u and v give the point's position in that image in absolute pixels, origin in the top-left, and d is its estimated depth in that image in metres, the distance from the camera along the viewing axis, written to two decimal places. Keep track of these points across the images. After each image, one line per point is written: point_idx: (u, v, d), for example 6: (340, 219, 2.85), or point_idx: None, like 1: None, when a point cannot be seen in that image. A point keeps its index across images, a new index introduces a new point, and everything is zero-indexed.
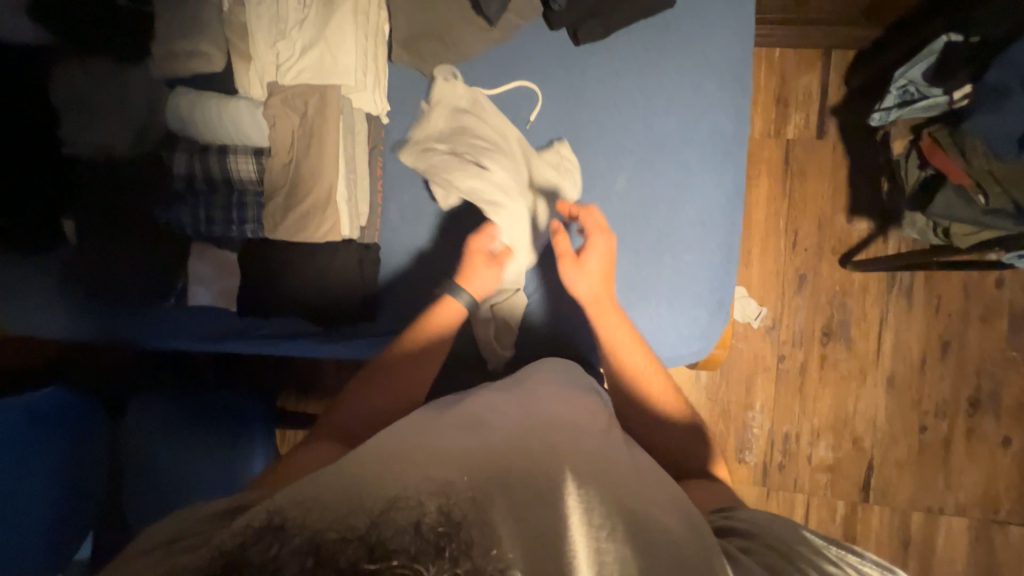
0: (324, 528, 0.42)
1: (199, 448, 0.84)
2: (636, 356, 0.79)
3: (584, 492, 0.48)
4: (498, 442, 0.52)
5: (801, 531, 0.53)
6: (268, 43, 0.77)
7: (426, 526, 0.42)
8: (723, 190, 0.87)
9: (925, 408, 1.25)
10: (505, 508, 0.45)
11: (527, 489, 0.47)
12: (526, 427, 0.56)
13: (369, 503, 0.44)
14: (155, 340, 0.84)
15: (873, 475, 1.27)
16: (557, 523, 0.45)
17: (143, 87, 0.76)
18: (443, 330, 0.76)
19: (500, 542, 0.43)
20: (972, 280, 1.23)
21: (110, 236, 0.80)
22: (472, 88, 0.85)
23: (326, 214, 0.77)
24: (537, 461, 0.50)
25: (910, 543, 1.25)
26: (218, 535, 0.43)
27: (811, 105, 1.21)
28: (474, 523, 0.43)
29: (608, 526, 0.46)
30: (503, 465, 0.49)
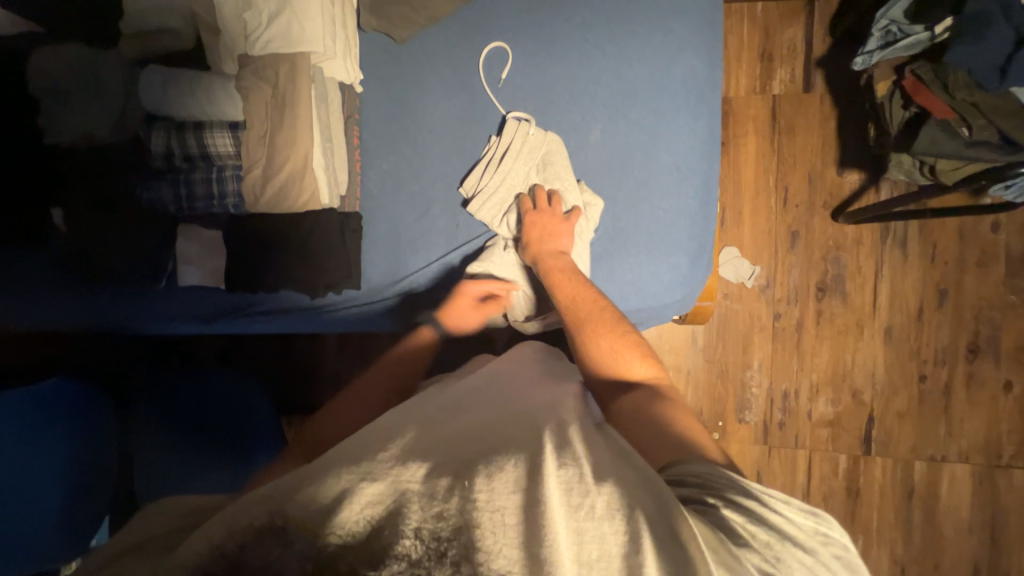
0: (325, 525, 0.44)
1: (198, 456, 0.94)
2: (594, 307, 0.78)
3: (564, 471, 0.48)
4: (462, 432, 0.56)
5: (734, 475, 0.53)
6: (235, 13, 0.78)
7: (409, 512, 0.45)
8: (698, 136, 0.82)
9: (923, 356, 1.40)
10: (487, 488, 0.46)
11: (502, 471, 0.48)
12: (497, 420, 0.58)
13: (362, 496, 0.46)
14: (155, 327, 0.99)
15: (875, 426, 1.42)
16: (532, 506, 0.45)
17: (120, 71, 0.85)
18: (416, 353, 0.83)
19: (480, 530, 0.43)
20: (966, 226, 1.38)
21: (95, 221, 0.93)
22: (545, 135, 0.82)
23: (304, 182, 0.80)
24: (507, 445, 0.52)
25: (914, 490, 1.40)
26: (208, 532, 0.45)
27: (796, 58, 1.42)
28: (457, 505, 0.45)
29: (587, 506, 0.45)
30: (484, 453, 0.51)
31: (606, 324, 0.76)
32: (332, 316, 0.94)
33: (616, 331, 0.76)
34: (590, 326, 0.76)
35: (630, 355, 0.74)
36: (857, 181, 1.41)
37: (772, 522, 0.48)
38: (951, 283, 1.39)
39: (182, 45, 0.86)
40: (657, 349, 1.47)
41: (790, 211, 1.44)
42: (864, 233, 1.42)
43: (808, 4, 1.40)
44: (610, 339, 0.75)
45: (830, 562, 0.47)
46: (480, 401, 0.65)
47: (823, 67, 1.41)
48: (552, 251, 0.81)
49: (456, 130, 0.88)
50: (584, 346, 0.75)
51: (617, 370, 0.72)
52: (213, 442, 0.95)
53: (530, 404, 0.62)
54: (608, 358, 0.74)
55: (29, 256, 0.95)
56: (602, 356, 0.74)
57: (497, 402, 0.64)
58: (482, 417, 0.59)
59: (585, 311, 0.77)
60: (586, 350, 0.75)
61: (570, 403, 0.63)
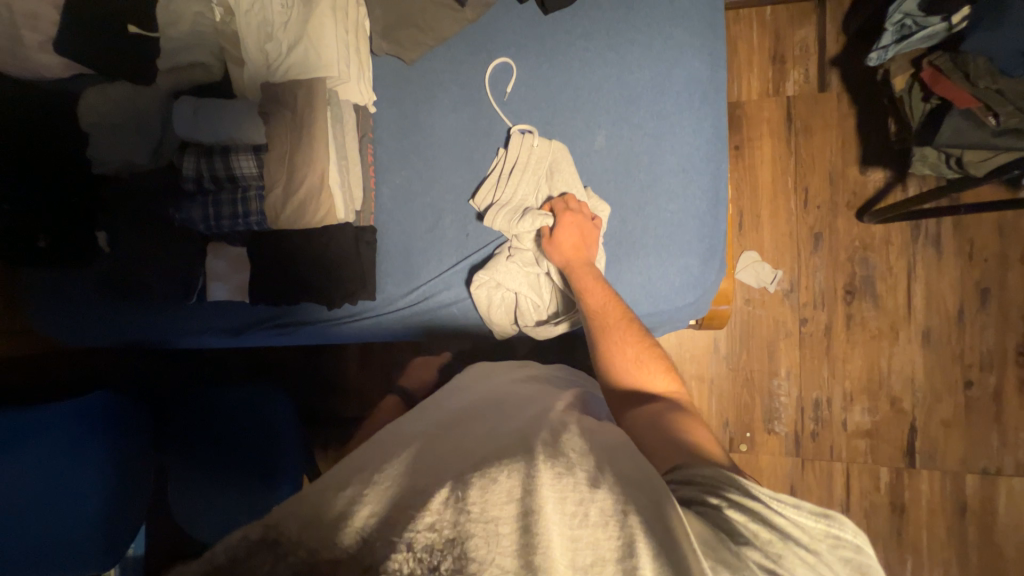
0: (324, 541, 0.42)
1: (220, 473, 0.97)
2: (620, 314, 0.76)
3: (560, 480, 0.47)
4: (457, 447, 0.55)
5: (740, 477, 0.50)
6: (257, 45, 0.84)
7: (404, 526, 0.42)
8: (703, 135, 0.82)
9: (967, 361, 1.32)
10: (481, 499, 0.45)
11: (496, 481, 0.46)
12: (494, 434, 0.58)
13: (357, 516, 0.44)
14: (184, 339, 1.06)
15: (918, 437, 1.33)
16: (526, 516, 0.43)
17: (157, 105, 0.93)
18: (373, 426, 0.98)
19: (473, 541, 0.41)
20: (1005, 221, 1.30)
21: (134, 241, 1.01)
22: (549, 144, 0.84)
23: (320, 199, 0.84)
24: (504, 455, 0.51)
25: (966, 506, 1.30)
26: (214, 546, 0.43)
27: (809, 58, 1.40)
28: (450, 514, 0.43)
29: (581, 513, 0.44)
30: (478, 464, 0.50)
31: (634, 334, 0.74)
32: (350, 326, 0.97)
33: (642, 339, 0.73)
34: (617, 331, 0.74)
35: (654, 365, 0.71)
36: (882, 178, 1.36)
37: (776, 523, 0.45)
38: (992, 281, 1.31)
39: (212, 77, 0.92)
40: (678, 358, 1.43)
41: (811, 212, 1.40)
42: (892, 232, 1.36)
43: (818, 5, 1.39)
44: (637, 347, 0.73)
45: (835, 565, 0.44)
46: (481, 415, 0.64)
47: (838, 66, 1.39)
48: (581, 256, 0.79)
49: (463, 143, 0.91)
50: (614, 352, 0.73)
51: (637, 377, 0.71)
52: (240, 460, 0.98)
53: (526, 419, 0.61)
54: (630, 366, 0.72)
55: (79, 279, 1.03)
56: (626, 364, 0.71)
57: (497, 417, 0.63)
58: (480, 432, 0.59)
59: (613, 317, 0.75)
60: (609, 356, 0.73)
61: (566, 416, 0.62)
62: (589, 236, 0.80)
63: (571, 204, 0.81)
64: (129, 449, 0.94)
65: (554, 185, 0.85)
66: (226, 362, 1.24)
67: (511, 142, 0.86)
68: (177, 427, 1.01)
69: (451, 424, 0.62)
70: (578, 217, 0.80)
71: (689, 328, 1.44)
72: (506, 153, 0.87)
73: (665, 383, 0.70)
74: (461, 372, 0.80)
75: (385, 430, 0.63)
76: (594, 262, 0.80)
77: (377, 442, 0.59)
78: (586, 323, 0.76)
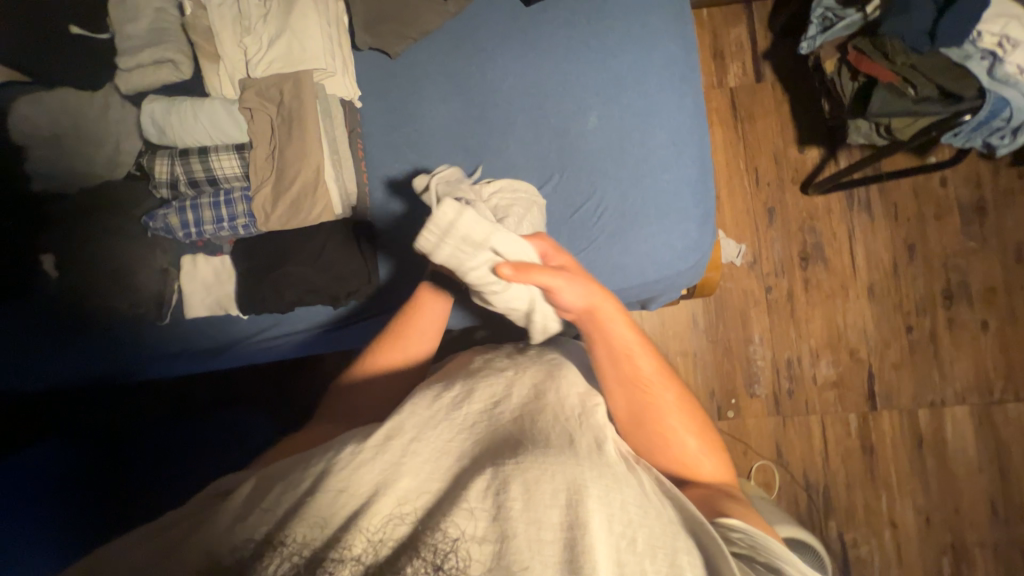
0: (347, 531, 0.46)
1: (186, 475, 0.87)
2: (668, 393, 0.68)
3: (605, 498, 0.49)
4: (499, 437, 0.55)
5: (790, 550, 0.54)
6: (234, 41, 0.83)
7: (429, 535, 0.47)
8: (687, 111, 0.88)
9: (906, 309, 1.49)
10: (526, 498, 0.48)
11: (541, 485, 0.49)
12: (527, 416, 0.57)
13: (377, 515, 0.47)
14: (159, 372, 0.99)
15: (876, 381, 1.48)
16: (571, 526, 0.46)
17: (123, 116, 0.91)
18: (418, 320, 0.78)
19: (516, 541, 0.45)
20: (918, 184, 1.51)
21: (82, 259, 0.90)
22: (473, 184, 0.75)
23: (317, 194, 0.81)
24: (545, 448, 0.52)
25: (922, 437, 1.46)
26: (264, 516, 0.48)
27: (744, 53, 1.56)
28: (488, 510, 0.47)
29: (629, 538, 0.47)
30: (520, 455, 0.51)
31: (690, 419, 0.67)
32: (347, 333, 0.95)
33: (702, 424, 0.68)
34: (654, 412, 0.66)
35: (701, 452, 0.66)
36: (819, 155, 1.53)
37: None
38: (916, 238, 1.50)
39: (183, 75, 0.90)
40: (661, 338, 1.51)
41: (762, 190, 1.54)
42: (832, 203, 1.53)
43: (746, 6, 1.55)
44: (685, 432, 0.66)
45: None
46: (511, 391, 0.61)
47: (770, 58, 1.55)
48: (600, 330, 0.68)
49: (457, 131, 0.91)
50: (652, 434, 0.66)
51: (695, 468, 0.66)
52: (207, 463, 0.88)
53: (557, 399, 0.60)
54: (685, 456, 0.66)
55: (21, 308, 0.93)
56: (681, 455, 0.66)
57: (525, 396, 0.60)
58: (508, 413, 0.58)
59: (649, 397, 0.67)
60: (664, 446, 0.66)
61: (596, 410, 0.61)
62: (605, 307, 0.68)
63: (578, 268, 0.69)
64: (79, 500, 0.83)
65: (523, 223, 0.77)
66: (187, 390, 1.07)
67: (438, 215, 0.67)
68: (138, 463, 0.89)
69: (479, 403, 0.59)
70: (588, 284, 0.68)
71: (669, 306, 1.53)
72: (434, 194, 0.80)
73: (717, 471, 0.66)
74: (468, 353, 0.80)
75: (410, 396, 0.61)
76: (625, 329, 0.68)
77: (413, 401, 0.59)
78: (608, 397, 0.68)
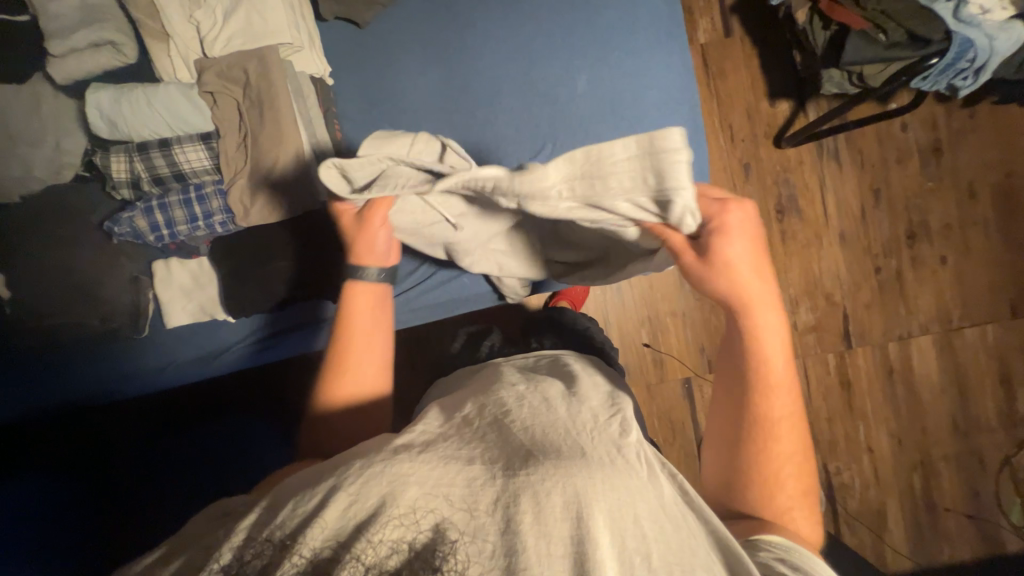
0: (349, 548, 0.42)
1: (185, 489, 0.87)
2: (785, 431, 0.60)
3: (613, 509, 0.45)
4: (511, 441, 0.51)
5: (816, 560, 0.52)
6: (184, 17, 0.75)
7: (438, 551, 0.41)
8: (677, 67, 0.85)
9: (874, 251, 1.58)
10: (533, 514, 0.43)
11: (550, 496, 0.44)
12: (536, 428, 0.52)
13: (380, 527, 0.43)
14: (136, 391, 0.93)
15: (850, 322, 1.58)
16: (579, 541, 0.42)
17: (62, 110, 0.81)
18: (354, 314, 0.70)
19: (523, 556, 0.40)
20: (881, 130, 1.57)
21: (35, 273, 0.81)
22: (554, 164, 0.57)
23: (300, 181, 0.75)
24: (558, 455, 0.48)
25: (892, 368, 1.58)
26: (274, 518, 0.46)
27: (712, 7, 1.54)
28: (494, 527, 0.43)
29: (640, 555, 0.43)
30: (530, 463, 0.47)
31: (793, 466, 0.60)
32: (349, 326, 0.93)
33: (806, 478, 0.61)
34: (771, 445, 0.60)
35: (797, 510, 0.59)
36: (789, 107, 1.55)
37: None
38: (881, 183, 1.58)
39: (127, 60, 0.81)
40: (651, 301, 1.55)
41: (737, 146, 1.56)
42: (803, 154, 1.57)
43: None
44: (792, 484, 0.59)
45: None
46: (520, 398, 0.58)
47: (737, 10, 1.53)
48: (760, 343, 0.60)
49: (441, 104, 0.86)
50: (755, 466, 0.60)
51: (781, 515, 0.58)
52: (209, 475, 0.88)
53: (568, 412, 0.55)
54: (777, 496, 0.59)
55: None
56: (772, 494, 0.59)
57: (535, 407, 0.56)
58: (516, 423, 0.53)
59: (771, 429, 0.60)
60: (753, 474, 0.60)
61: (611, 423, 0.54)
62: (770, 327, 0.60)
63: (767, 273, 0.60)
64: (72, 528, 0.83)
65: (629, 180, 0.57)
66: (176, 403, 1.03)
67: (662, 140, 0.53)
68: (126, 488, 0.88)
69: (489, 415, 0.56)
70: (763, 294, 0.60)
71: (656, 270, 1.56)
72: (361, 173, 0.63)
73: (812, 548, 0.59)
74: (494, 363, 0.78)
75: (414, 418, 0.59)
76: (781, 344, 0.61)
77: (425, 420, 0.57)
78: (726, 410, 0.63)
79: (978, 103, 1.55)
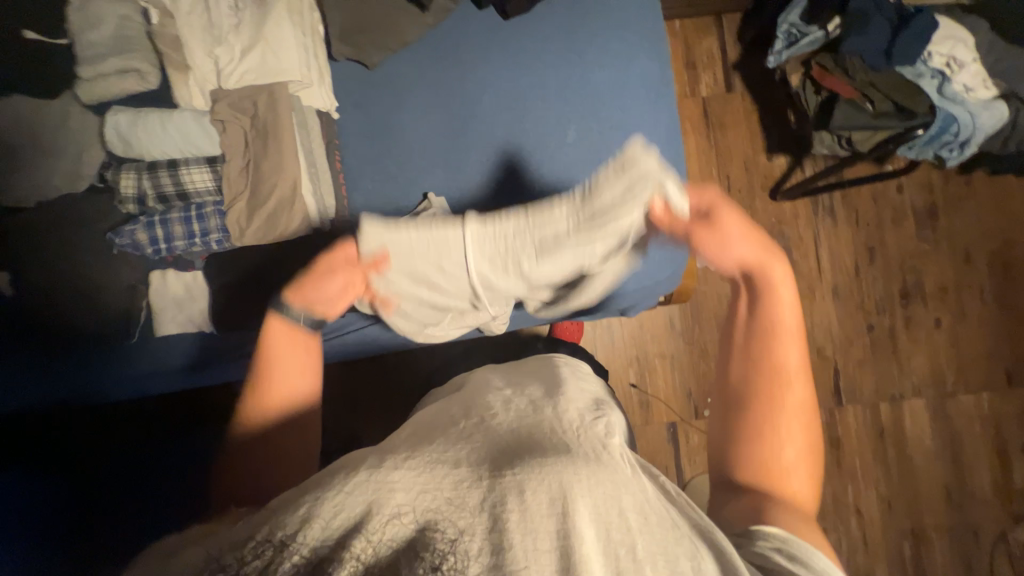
0: (342, 547, 0.40)
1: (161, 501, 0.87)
2: (795, 384, 0.61)
3: (598, 497, 0.43)
4: (496, 442, 0.50)
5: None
6: (206, 52, 0.82)
7: (430, 537, 0.41)
8: (665, 124, 0.90)
9: (867, 308, 1.58)
10: (520, 507, 0.42)
11: (534, 486, 0.43)
12: (523, 430, 0.52)
13: (371, 522, 0.42)
14: (124, 394, 0.95)
15: (841, 378, 1.56)
16: (564, 535, 0.40)
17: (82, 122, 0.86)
18: (289, 347, 0.69)
19: (512, 551, 0.39)
20: (876, 191, 1.59)
21: (48, 276, 0.88)
22: (543, 214, 0.80)
23: (293, 208, 0.81)
24: (542, 451, 0.47)
25: (883, 429, 1.55)
26: (258, 523, 0.44)
27: (715, 64, 1.61)
28: (484, 521, 0.41)
29: (627, 544, 0.41)
30: (517, 460, 0.46)
31: (796, 419, 0.60)
32: (333, 345, 0.96)
33: (813, 440, 0.60)
34: (777, 401, 0.61)
35: (798, 467, 0.58)
36: (786, 162, 1.59)
37: None
38: (875, 242, 1.59)
39: (147, 84, 0.87)
40: (641, 341, 1.56)
41: (733, 196, 1.59)
42: (798, 208, 1.59)
43: (717, 21, 1.60)
44: (795, 442, 0.59)
45: None
46: (507, 405, 0.57)
47: (739, 69, 1.60)
48: (772, 299, 0.65)
49: (438, 144, 0.91)
50: (753, 411, 0.61)
51: (777, 469, 0.58)
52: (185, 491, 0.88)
53: (555, 413, 0.54)
54: (777, 449, 0.59)
55: None
56: (767, 442, 0.59)
57: (522, 410, 0.55)
58: (503, 425, 0.53)
59: (782, 378, 0.61)
60: (753, 420, 0.60)
61: (597, 423, 0.54)
62: (783, 286, 0.66)
63: (773, 246, 0.69)
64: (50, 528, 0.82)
65: (602, 202, 0.78)
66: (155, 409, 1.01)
67: (626, 157, 0.77)
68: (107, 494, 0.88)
69: (476, 417, 0.55)
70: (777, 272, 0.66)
71: (646, 311, 1.57)
72: (402, 234, 0.80)
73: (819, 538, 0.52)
74: (480, 370, 0.75)
75: (406, 424, 0.58)
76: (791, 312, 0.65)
77: (410, 430, 0.56)
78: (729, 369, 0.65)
79: (974, 172, 1.58)
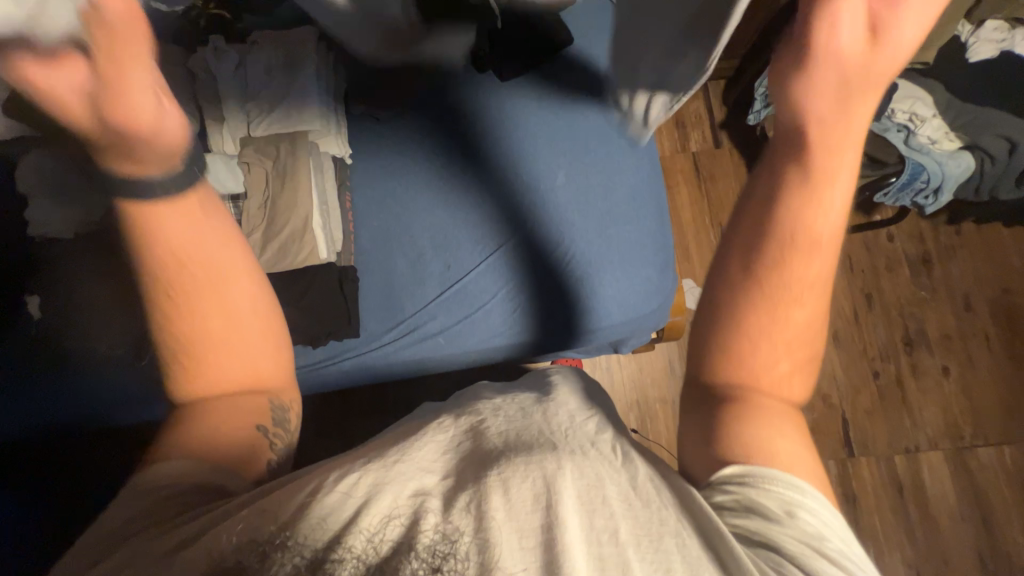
0: (336, 545, 0.40)
1: None
2: (807, 298, 0.59)
3: (584, 489, 0.44)
4: (485, 445, 0.49)
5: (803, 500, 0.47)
6: (239, 106, 0.95)
7: (422, 536, 0.41)
8: (644, 169, 1.01)
9: (871, 354, 1.56)
10: (506, 503, 0.43)
11: (520, 483, 0.44)
12: (512, 433, 0.51)
13: (364, 519, 0.42)
14: (123, 420, 0.98)
15: (851, 427, 1.51)
16: (551, 529, 0.41)
17: None
18: (183, 237, 0.60)
19: (499, 547, 0.40)
20: (868, 239, 1.63)
21: (74, 304, 0.96)
22: None
23: (304, 240, 0.92)
24: (529, 451, 0.47)
25: (901, 484, 1.46)
26: (242, 521, 0.44)
27: (703, 123, 1.74)
28: (470, 519, 0.42)
29: (612, 529, 0.42)
30: (506, 459, 0.46)
31: (794, 333, 0.58)
32: (331, 371, 0.98)
33: (805, 354, 0.59)
34: (777, 307, 0.58)
35: (793, 375, 0.58)
36: None
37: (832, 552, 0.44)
38: (872, 288, 1.60)
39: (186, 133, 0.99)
40: (640, 384, 1.55)
41: None
42: None
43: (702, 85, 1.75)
44: (789, 357, 0.58)
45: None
46: (499, 415, 0.54)
47: (726, 127, 1.72)
48: (813, 201, 0.57)
49: (439, 185, 1.01)
50: (755, 320, 0.58)
51: (770, 380, 0.57)
52: None
53: (544, 416, 0.53)
54: (772, 363, 0.58)
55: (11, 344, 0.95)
56: (763, 354, 0.58)
57: (512, 416, 0.54)
58: (493, 430, 0.51)
59: (795, 291, 0.58)
60: (752, 330, 0.58)
61: (588, 423, 0.53)
62: (834, 176, 0.56)
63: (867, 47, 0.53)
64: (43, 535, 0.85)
65: None
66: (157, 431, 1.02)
67: None
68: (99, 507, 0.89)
69: (464, 425, 0.53)
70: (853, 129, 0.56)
71: (646, 353, 1.57)
72: None
73: (795, 441, 0.53)
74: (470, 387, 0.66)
75: (403, 427, 0.57)
76: (836, 213, 0.58)
77: (398, 432, 0.56)
78: (733, 249, 0.61)
79: (963, 222, 1.62)
